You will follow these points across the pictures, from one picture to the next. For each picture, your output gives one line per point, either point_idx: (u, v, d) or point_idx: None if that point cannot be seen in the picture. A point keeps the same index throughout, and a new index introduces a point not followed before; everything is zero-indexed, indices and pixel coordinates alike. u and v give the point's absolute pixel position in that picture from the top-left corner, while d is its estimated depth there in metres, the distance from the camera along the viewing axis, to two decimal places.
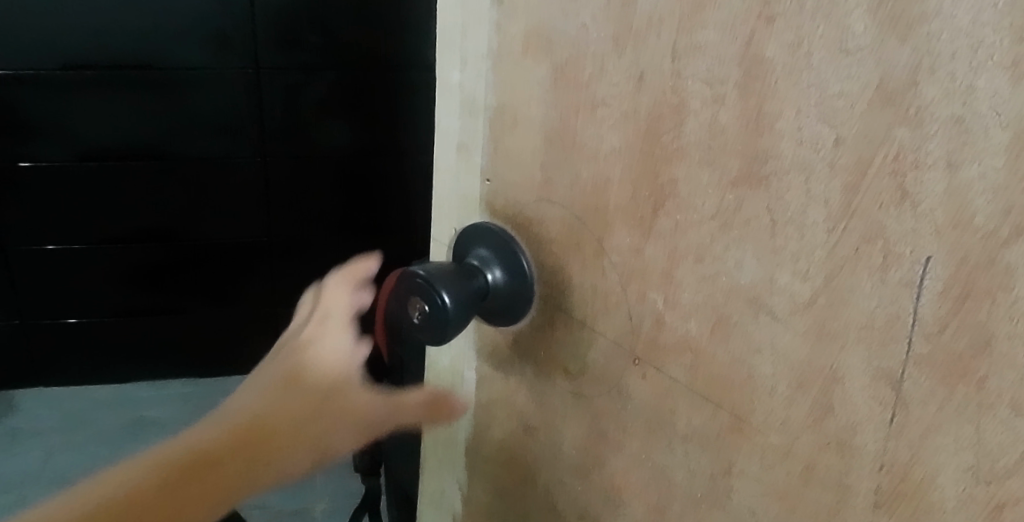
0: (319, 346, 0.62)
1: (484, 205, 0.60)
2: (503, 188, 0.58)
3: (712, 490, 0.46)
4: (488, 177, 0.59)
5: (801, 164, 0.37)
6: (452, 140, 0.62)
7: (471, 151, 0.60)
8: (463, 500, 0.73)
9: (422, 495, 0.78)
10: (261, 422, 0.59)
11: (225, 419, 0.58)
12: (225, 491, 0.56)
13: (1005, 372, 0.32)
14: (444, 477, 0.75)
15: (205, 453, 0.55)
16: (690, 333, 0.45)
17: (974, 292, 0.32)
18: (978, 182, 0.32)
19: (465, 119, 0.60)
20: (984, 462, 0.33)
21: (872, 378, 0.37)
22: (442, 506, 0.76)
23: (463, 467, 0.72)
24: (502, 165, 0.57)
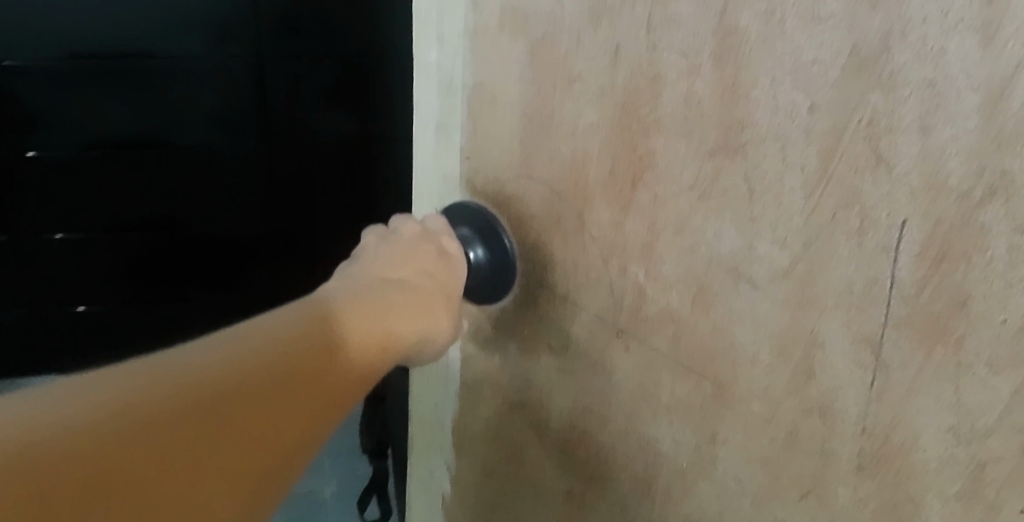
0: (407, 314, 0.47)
1: (465, 183, 0.60)
2: (484, 167, 0.58)
3: (698, 460, 0.47)
4: (468, 156, 0.59)
5: (777, 133, 0.38)
6: (430, 119, 0.62)
7: (451, 131, 0.60)
8: (452, 482, 0.73)
9: (411, 477, 0.78)
10: (301, 364, 0.38)
11: (262, 356, 0.37)
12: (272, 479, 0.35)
13: (983, 331, 0.33)
14: (432, 460, 0.74)
15: (240, 410, 0.35)
16: (672, 304, 0.45)
17: (950, 253, 0.33)
18: (952, 144, 0.32)
19: (443, 98, 0.59)
20: (964, 421, 0.34)
21: (852, 341, 0.37)
22: (431, 489, 0.76)
23: (451, 449, 0.72)
24: (482, 143, 0.57)
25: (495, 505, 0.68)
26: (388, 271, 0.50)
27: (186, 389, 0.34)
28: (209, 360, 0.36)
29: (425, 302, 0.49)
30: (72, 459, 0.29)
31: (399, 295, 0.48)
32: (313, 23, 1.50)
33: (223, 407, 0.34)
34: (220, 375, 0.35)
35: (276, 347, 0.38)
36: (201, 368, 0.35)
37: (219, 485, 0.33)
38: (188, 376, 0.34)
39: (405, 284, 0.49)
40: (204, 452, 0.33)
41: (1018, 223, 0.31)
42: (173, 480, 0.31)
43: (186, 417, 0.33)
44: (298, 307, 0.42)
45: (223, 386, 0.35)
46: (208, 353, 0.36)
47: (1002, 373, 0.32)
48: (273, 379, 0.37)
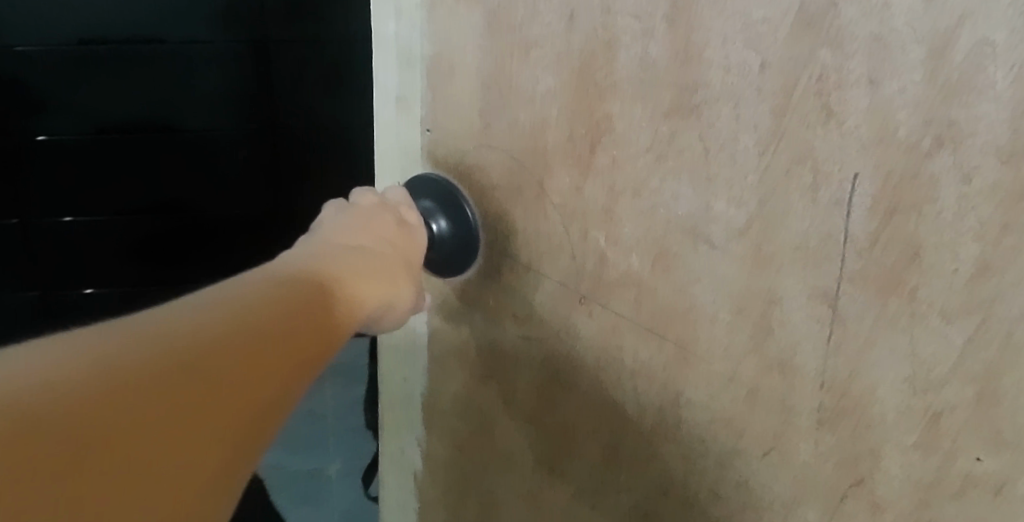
0: (362, 278, 0.46)
1: (425, 154, 0.59)
2: (444, 137, 0.57)
3: (662, 422, 0.47)
4: (428, 127, 0.58)
5: (730, 92, 0.37)
6: (392, 93, 0.60)
7: (411, 102, 0.58)
8: (423, 457, 0.72)
9: (383, 454, 0.78)
10: (275, 331, 0.36)
11: (235, 322, 0.35)
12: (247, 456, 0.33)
13: (936, 281, 0.33)
14: (403, 435, 0.74)
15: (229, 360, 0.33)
16: (632, 268, 0.45)
17: (901, 206, 0.33)
18: (899, 97, 0.32)
19: (400, 68, 0.58)
20: (920, 371, 0.34)
21: (809, 296, 0.37)
22: (402, 465, 0.76)
23: (421, 424, 0.71)
24: (441, 113, 0.56)
25: (466, 478, 0.67)
26: (349, 239, 0.49)
27: (157, 357, 0.31)
28: (188, 318, 0.34)
29: (387, 271, 0.48)
30: (37, 437, 0.27)
31: (361, 263, 0.47)
32: (306, 13, 1.41)
33: (197, 376, 0.32)
34: (192, 342, 0.33)
35: (262, 304, 0.37)
36: (171, 335, 0.33)
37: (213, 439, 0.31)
38: (158, 344, 0.32)
39: (365, 251, 0.48)
40: (178, 427, 0.30)
41: (966, 172, 0.31)
42: (180, 428, 0.30)
43: (158, 388, 0.30)
44: (275, 271, 0.41)
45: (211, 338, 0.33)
46: (177, 320, 0.34)
47: (954, 321, 0.33)
48: (249, 345, 0.34)
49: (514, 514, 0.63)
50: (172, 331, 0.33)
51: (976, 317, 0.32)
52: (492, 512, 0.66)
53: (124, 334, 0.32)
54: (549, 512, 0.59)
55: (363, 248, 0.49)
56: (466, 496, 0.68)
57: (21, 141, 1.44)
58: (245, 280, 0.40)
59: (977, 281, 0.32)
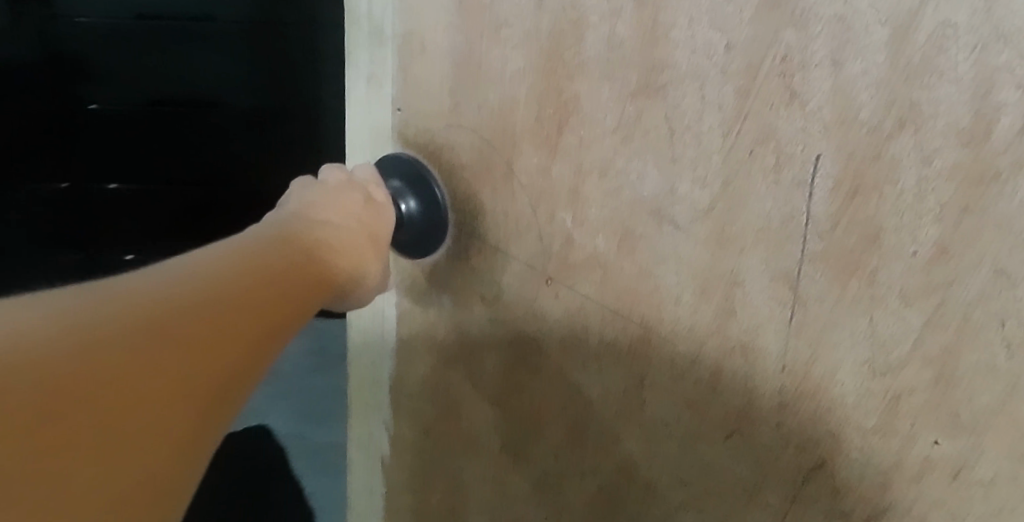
0: (330, 256, 0.46)
1: (394, 133, 0.58)
2: (413, 117, 0.56)
3: (626, 404, 0.47)
4: (398, 106, 0.57)
5: (696, 72, 0.37)
6: (362, 70, 0.59)
7: (381, 81, 0.57)
8: (391, 440, 0.72)
9: (353, 438, 0.77)
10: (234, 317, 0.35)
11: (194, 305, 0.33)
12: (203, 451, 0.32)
13: (896, 264, 0.33)
14: (372, 419, 0.73)
15: (193, 331, 0.32)
16: (598, 249, 0.45)
17: (862, 187, 0.33)
18: (862, 79, 0.32)
19: (370, 46, 0.57)
20: (879, 354, 0.34)
21: (772, 279, 0.37)
22: (370, 449, 0.75)
23: (389, 408, 0.70)
24: (411, 91, 0.55)
25: (434, 461, 0.67)
26: (314, 213, 0.48)
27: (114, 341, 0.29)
28: (152, 284, 0.33)
29: (347, 247, 0.48)
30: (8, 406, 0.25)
31: (320, 238, 0.46)
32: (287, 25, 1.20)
33: (153, 372, 0.30)
34: (168, 313, 0.32)
35: (226, 274, 0.36)
36: (129, 315, 0.31)
37: (171, 411, 0.30)
38: (116, 324, 0.30)
39: (332, 227, 0.48)
40: (137, 397, 0.29)
41: (926, 155, 0.31)
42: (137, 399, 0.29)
43: (133, 361, 0.29)
44: (239, 242, 0.40)
45: (174, 305, 0.32)
46: (135, 294, 0.32)
47: (914, 304, 0.33)
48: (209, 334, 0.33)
49: (479, 497, 0.63)
50: (135, 296, 0.32)
51: (934, 301, 0.32)
52: (458, 495, 0.65)
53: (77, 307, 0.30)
54: (514, 495, 0.59)
55: (333, 224, 0.48)
56: (433, 480, 0.68)
57: (74, 110, 1.24)
58: (207, 253, 0.38)
59: (936, 264, 0.32)
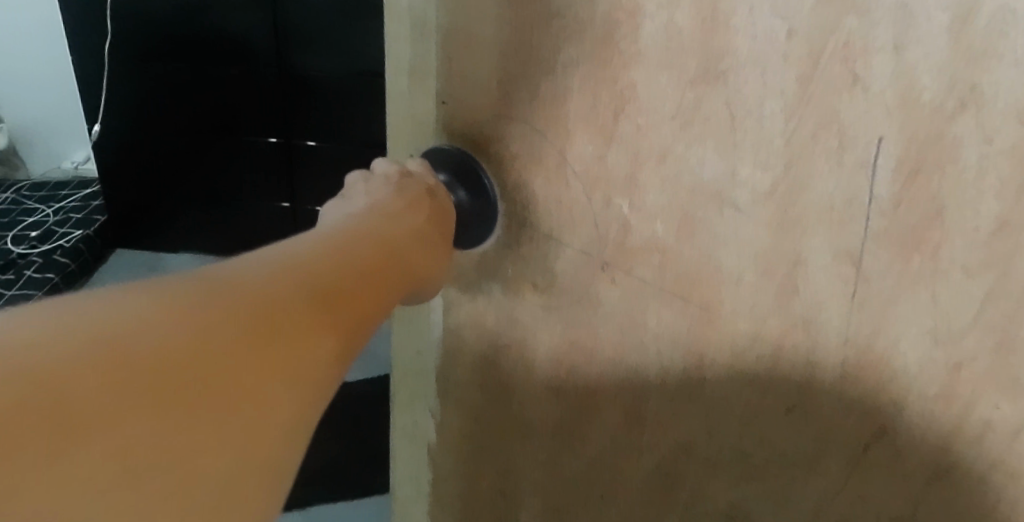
0: (404, 249, 0.49)
1: (439, 126, 0.59)
2: (460, 109, 0.56)
3: (687, 383, 0.48)
4: (443, 99, 0.57)
5: (756, 58, 0.39)
6: (404, 65, 0.59)
7: (424, 76, 0.58)
8: (438, 428, 0.71)
9: (397, 429, 0.77)
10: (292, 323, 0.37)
11: (252, 313, 0.36)
12: (260, 454, 0.35)
13: (958, 239, 0.35)
14: (417, 408, 0.73)
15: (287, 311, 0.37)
16: (657, 234, 0.46)
17: (924, 166, 0.35)
18: (925, 62, 0.34)
19: (413, 41, 0.58)
20: (941, 324, 0.37)
21: (835, 257, 0.39)
22: (417, 438, 0.74)
23: (435, 395, 0.70)
24: (456, 84, 0.56)
25: (484, 447, 0.67)
26: (384, 210, 0.51)
27: (170, 346, 0.33)
28: (258, 270, 0.38)
29: (413, 241, 0.50)
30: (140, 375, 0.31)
31: (384, 236, 0.49)
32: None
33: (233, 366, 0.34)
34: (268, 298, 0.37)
35: (316, 261, 0.41)
36: (190, 325, 0.34)
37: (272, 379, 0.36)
38: (176, 335, 0.33)
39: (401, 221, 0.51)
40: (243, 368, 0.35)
41: (987, 134, 0.33)
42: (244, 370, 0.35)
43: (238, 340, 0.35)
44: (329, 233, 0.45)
45: (272, 290, 0.37)
46: (199, 300, 0.35)
47: (977, 277, 0.35)
48: (262, 343, 0.36)
49: (533, 481, 0.63)
50: (242, 281, 0.37)
51: (996, 272, 0.35)
52: (511, 479, 0.65)
53: (148, 313, 0.33)
54: (571, 479, 0.60)
55: (399, 219, 0.51)
56: (483, 465, 0.68)
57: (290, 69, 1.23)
58: (293, 247, 0.42)
59: (998, 236, 0.34)
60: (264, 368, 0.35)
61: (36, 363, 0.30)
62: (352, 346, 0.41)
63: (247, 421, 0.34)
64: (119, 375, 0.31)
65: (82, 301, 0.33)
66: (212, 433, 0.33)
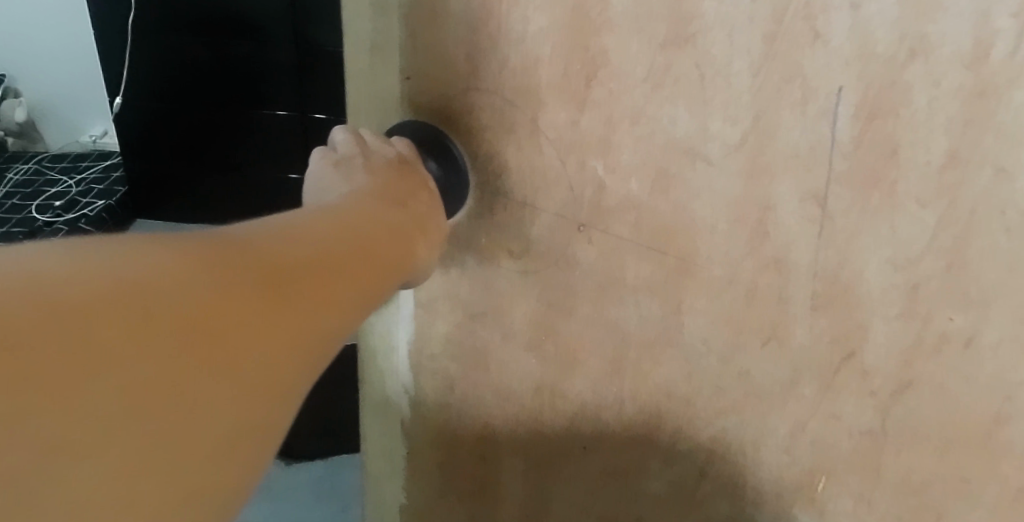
0: (391, 234, 0.47)
1: (404, 101, 0.58)
2: (428, 83, 0.56)
3: (665, 331, 0.52)
4: (408, 74, 0.57)
5: (724, 20, 0.42)
6: (365, 40, 0.59)
7: (386, 50, 0.58)
8: (411, 404, 0.69)
9: (365, 403, 0.74)
10: (295, 293, 0.38)
11: (260, 279, 0.37)
12: (254, 420, 0.36)
13: (911, 175, 0.40)
14: (388, 383, 0.70)
15: (290, 280, 0.38)
16: (632, 192, 0.49)
17: (880, 111, 0.39)
18: (878, 17, 0.38)
19: (377, 16, 0.57)
20: (901, 251, 0.41)
21: (802, 200, 0.43)
22: (387, 413, 0.72)
23: (409, 372, 0.68)
24: (423, 58, 0.56)
25: (460, 416, 0.67)
26: (371, 195, 0.49)
27: (184, 298, 0.33)
28: (263, 240, 0.39)
29: (407, 216, 0.50)
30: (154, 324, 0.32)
31: (378, 217, 0.48)
32: None
33: (238, 326, 0.35)
34: (270, 266, 0.38)
35: (315, 238, 0.42)
36: (198, 280, 0.35)
37: (270, 344, 0.36)
38: (192, 289, 0.34)
39: (391, 207, 0.49)
40: (247, 329, 0.35)
41: (935, 79, 0.38)
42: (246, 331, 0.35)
43: (244, 302, 0.36)
44: (326, 212, 0.46)
45: (275, 259, 0.38)
46: (213, 260, 0.36)
47: (929, 206, 0.40)
48: (264, 307, 0.36)
49: (512, 439, 0.65)
50: (248, 248, 0.38)
51: (946, 200, 0.39)
52: (488, 440, 0.66)
53: (166, 265, 0.34)
54: (550, 434, 0.62)
55: (384, 206, 0.49)
56: (458, 431, 0.67)
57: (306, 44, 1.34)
58: (295, 224, 0.42)
59: (947, 168, 0.39)
60: (268, 333, 0.36)
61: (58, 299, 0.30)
62: (343, 323, 0.41)
63: (246, 382, 0.35)
64: (135, 322, 0.32)
65: (104, 248, 0.33)
66: (216, 391, 0.34)
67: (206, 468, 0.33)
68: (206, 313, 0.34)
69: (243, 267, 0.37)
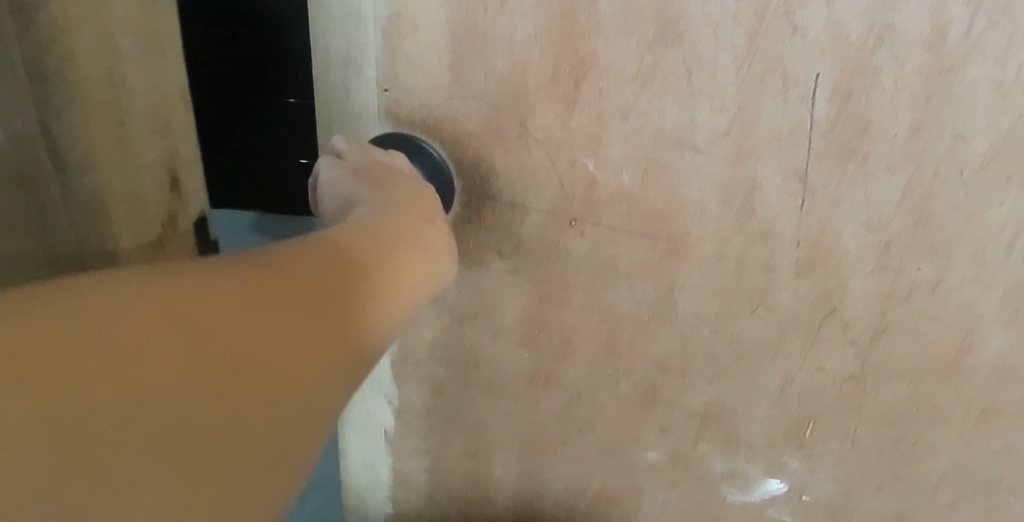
0: (417, 247, 0.48)
1: (384, 114, 0.58)
2: (409, 95, 0.57)
3: (659, 308, 0.56)
4: (386, 87, 0.57)
5: (710, 19, 0.46)
6: (334, 59, 0.57)
7: (362, 66, 0.57)
8: (396, 412, 0.70)
9: (343, 426, 0.73)
10: (321, 317, 0.38)
11: (287, 297, 0.37)
12: (286, 441, 0.36)
13: (881, 146, 0.46)
14: (368, 397, 0.70)
15: (317, 299, 0.38)
16: (623, 184, 0.53)
17: (853, 93, 0.45)
18: (850, 11, 0.44)
19: (348, 33, 0.56)
20: (874, 214, 0.48)
21: (785, 177, 0.49)
22: (369, 427, 0.72)
23: (392, 381, 0.69)
24: (403, 70, 0.56)
25: (450, 418, 0.68)
26: (396, 207, 0.50)
27: (213, 325, 0.34)
28: (289, 258, 0.39)
29: (435, 230, 0.50)
30: (187, 350, 0.33)
31: (406, 230, 0.48)
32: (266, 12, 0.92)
33: (268, 349, 0.35)
34: (296, 285, 0.38)
35: (339, 254, 0.42)
36: (227, 304, 0.35)
37: (301, 364, 0.36)
38: (219, 315, 0.34)
39: (421, 221, 0.50)
40: (276, 351, 0.36)
41: (900, 61, 0.44)
42: (276, 352, 0.36)
43: (272, 325, 0.36)
44: (351, 227, 0.45)
45: (300, 279, 0.38)
46: (242, 281, 0.36)
47: (897, 172, 0.46)
48: (292, 327, 0.37)
49: (507, 432, 0.67)
50: (273, 267, 0.38)
51: (911, 166, 0.46)
52: (481, 434, 0.68)
53: (197, 285, 0.35)
54: (544, 421, 0.65)
55: (411, 219, 0.49)
56: (451, 429, 0.69)
57: None
58: (319, 240, 0.42)
59: (913, 137, 0.45)
60: (299, 348, 0.37)
61: (90, 331, 0.31)
62: (372, 339, 0.41)
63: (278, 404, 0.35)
64: (166, 350, 0.32)
65: (138, 273, 0.35)
66: (233, 415, 0.33)
67: (242, 491, 0.34)
68: (237, 337, 0.34)
69: (271, 289, 0.37)
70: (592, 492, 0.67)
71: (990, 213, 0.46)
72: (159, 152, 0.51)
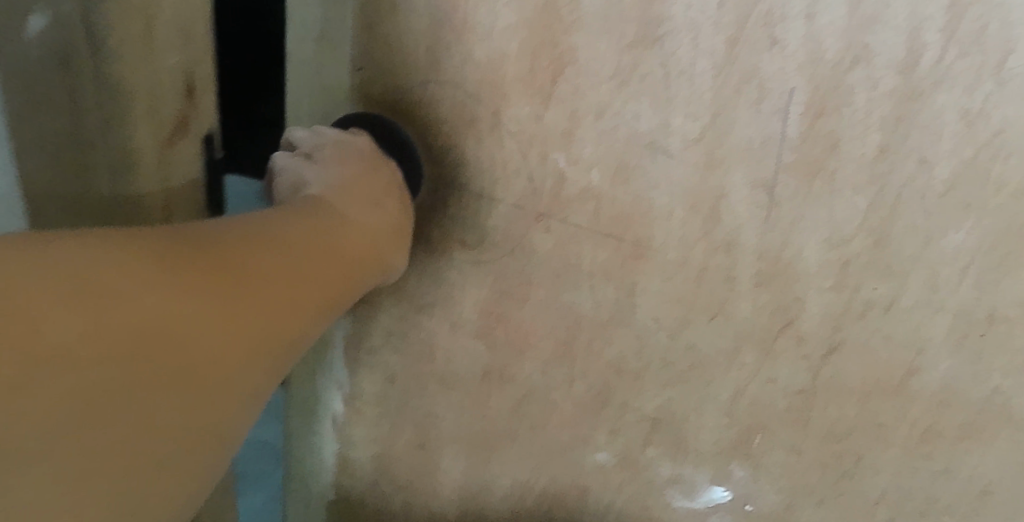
0: (357, 232, 0.48)
1: (354, 94, 0.57)
2: (382, 75, 0.56)
3: (618, 311, 0.56)
4: (358, 66, 0.56)
5: (691, 24, 0.47)
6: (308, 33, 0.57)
7: (336, 42, 0.56)
8: (345, 401, 0.70)
9: (290, 410, 0.73)
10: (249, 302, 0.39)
11: (222, 280, 0.38)
12: (204, 420, 0.37)
13: (848, 165, 0.47)
14: (318, 385, 0.70)
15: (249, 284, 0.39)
16: (592, 183, 0.53)
17: (824, 111, 0.46)
18: (829, 28, 0.44)
19: (328, 8, 0.55)
20: (836, 232, 0.48)
21: (752, 187, 0.49)
22: (315, 414, 0.72)
23: (344, 370, 0.68)
24: (378, 50, 0.55)
25: (400, 407, 0.68)
26: (343, 193, 0.50)
27: (145, 301, 0.35)
28: (227, 239, 0.40)
29: (380, 215, 0.51)
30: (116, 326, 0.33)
31: (348, 218, 0.49)
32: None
33: (197, 331, 0.36)
34: (230, 269, 0.39)
35: (278, 238, 0.43)
36: (161, 281, 0.36)
37: (226, 347, 0.38)
38: (152, 291, 0.35)
39: (366, 206, 0.50)
40: (205, 332, 0.37)
41: (874, 82, 0.45)
42: (204, 333, 0.36)
43: (204, 306, 0.37)
44: (292, 210, 0.46)
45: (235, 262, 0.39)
46: (183, 261, 0.37)
47: (862, 192, 0.47)
48: (223, 311, 0.37)
49: (456, 425, 0.67)
50: (211, 247, 0.39)
51: (875, 187, 0.47)
52: (430, 425, 0.68)
53: (132, 258, 0.35)
54: (495, 416, 0.65)
55: (352, 205, 0.50)
56: (399, 419, 0.68)
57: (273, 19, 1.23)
58: (259, 221, 0.43)
59: (879, 158, 0.46)
60: (227, 332, 0.38)
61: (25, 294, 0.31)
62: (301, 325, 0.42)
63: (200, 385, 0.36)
64: (96, 323, 0.33)
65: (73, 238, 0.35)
66: (157, 399, 0.35)
67: (158, 464, 0.35)
68: (168, 316, 0.35)
69: (205, 270, 0.38)
70: (537, 490, 0.67)
71: (947, 239, 0.47)
72: (183, 60, 0.52)
